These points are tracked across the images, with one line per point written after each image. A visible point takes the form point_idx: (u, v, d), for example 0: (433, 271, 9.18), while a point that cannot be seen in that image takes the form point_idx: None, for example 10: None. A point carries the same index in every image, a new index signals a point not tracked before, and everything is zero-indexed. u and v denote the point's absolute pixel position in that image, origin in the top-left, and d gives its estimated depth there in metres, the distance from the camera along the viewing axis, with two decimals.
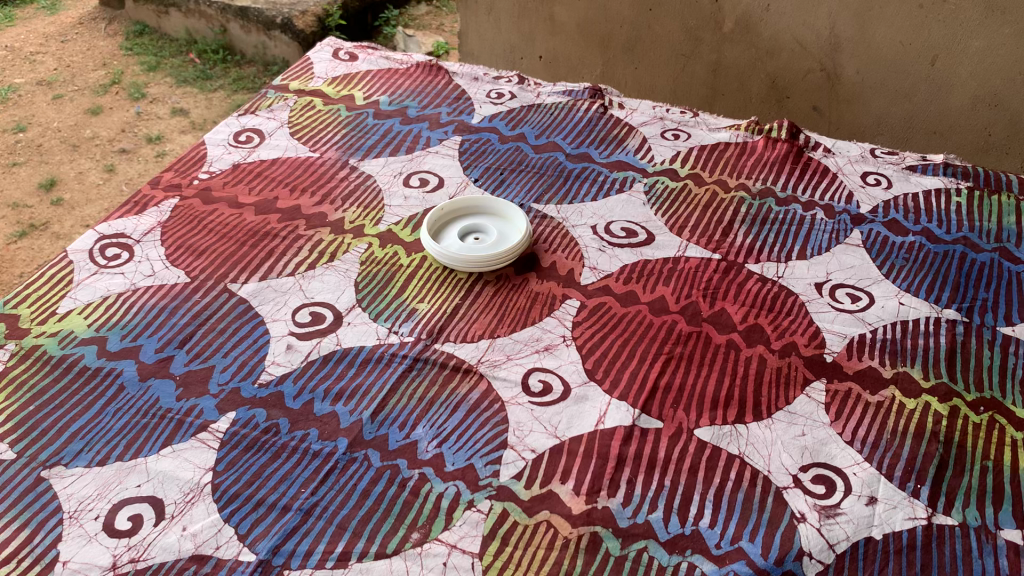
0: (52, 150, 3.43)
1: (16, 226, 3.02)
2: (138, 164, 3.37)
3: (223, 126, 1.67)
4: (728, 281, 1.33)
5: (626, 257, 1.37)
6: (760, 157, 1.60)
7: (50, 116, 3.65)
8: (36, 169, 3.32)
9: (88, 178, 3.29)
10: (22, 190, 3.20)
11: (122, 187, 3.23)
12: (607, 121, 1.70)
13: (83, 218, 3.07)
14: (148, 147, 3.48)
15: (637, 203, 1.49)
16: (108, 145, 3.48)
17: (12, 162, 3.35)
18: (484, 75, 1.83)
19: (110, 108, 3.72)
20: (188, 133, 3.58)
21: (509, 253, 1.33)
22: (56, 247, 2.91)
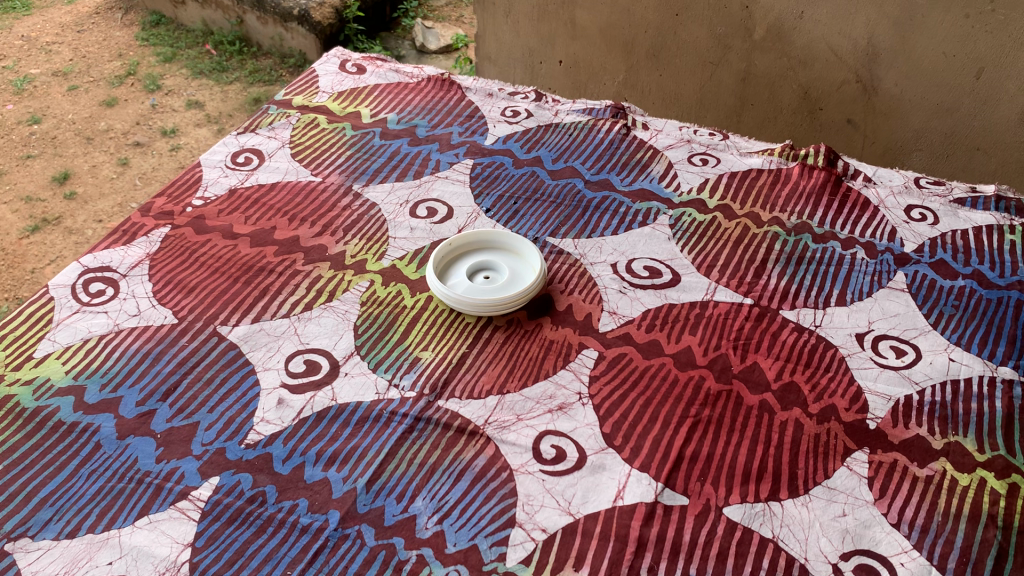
0: (66, 143, 3.35)
1: (28, 220, 2.95)
2: (152, 158, 3.29)
3: (221, 145, 1.57)
4: (761, 331, 1.22)
5: (649, 300, 1.26)
6: (794, 186, 1.48)
7: (65, 108, 3.57)
8: (49, 163, 3.24)
9: (102, 171, 3.21)
10: (36, 183, 3.13)
11: (136, 181, 3.15)
12: (630, 143, 1.58)
13: (96, 213, 3.00)
14: (162, 140, 3.39)
15: (661, 238, 1.38)
16: (123, 138, 3.39)
17: (26, 154, 3.28)
18: (498, 90, 1.72)
19: (125, 101, 3.63)
20: (203, 127, 3.49)
21: (521, 297, 1.22)
22: (69, 243, 2.85)
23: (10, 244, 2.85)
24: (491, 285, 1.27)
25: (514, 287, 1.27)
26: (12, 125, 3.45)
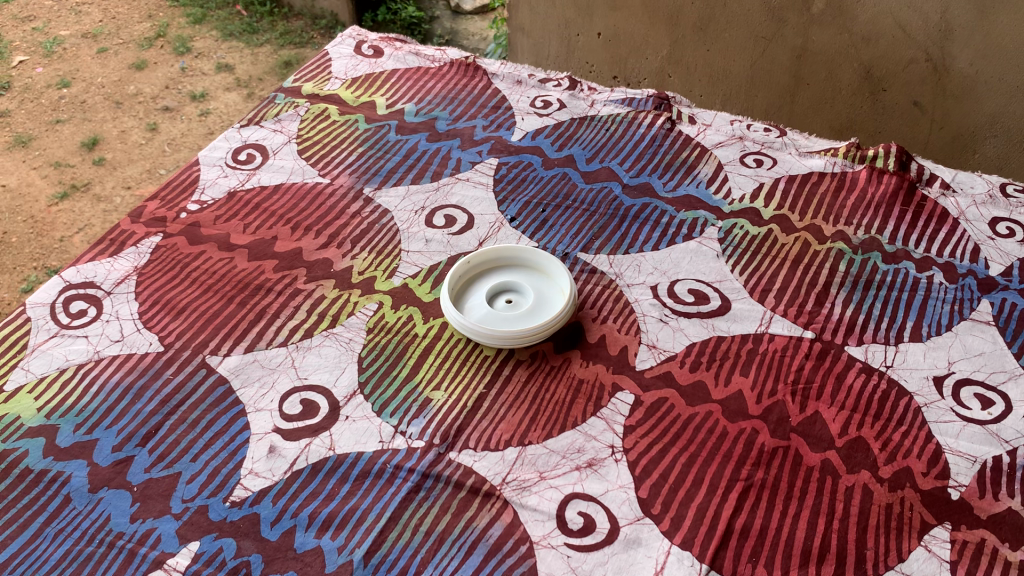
0: (95, 108, 3.20)
1: (57, 185, 2.84)
2: (181, 124, 3.15)
3: (222, 140, 1.43)
4: (822, 373, 1.06)
5: (695, 332, 1.11)
6: (861, 193, 1.31)
7: (94, 71, 3.40)
8: (78, 128, 3.10)
9: (131, 136, 3.07)
10: (64, 149, 3.00)
11: (165, 147, 3.02)
12: (674, 140, 1.42)
13: (125, 179, 2.88)
14: (192, 105, 3.25)
15: (709, 255, 1.21)
16: (151, 103, 3.24)
17: (55, 119, 3.13)
18: (528, 76, 1.56)
19: (154, 64, 3.47)
20: (232, 91, 3.35)
21: (546, 328, 1.07)
22: (99, 213, 2.74)
23: (38, 212, 2.74)
24: (512, 311, 1.13)
25: (539, 314, 1.12)
26: (40, 88, 3.29)
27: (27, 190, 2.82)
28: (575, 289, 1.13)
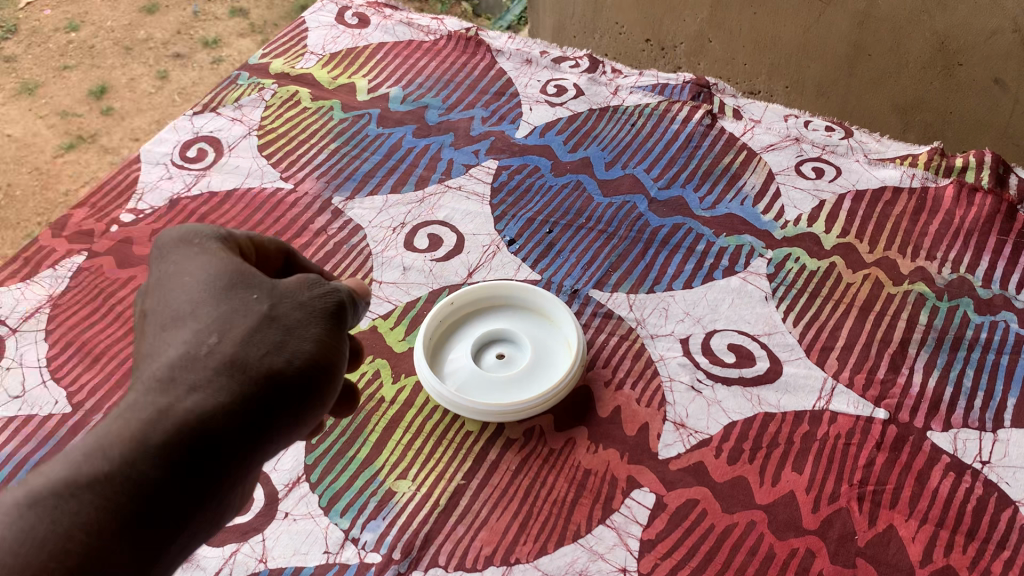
0: (104, 53, 2.52)
1: (63, 136, 2.25)
2: (192, 71, 2.49)
3: (170, 132, 1.21)
4: (897, 470, 0.82)
5: (735, 406, 0.87)
6: (946, 218, 1.05)
7: (104, 14, 2.67)
8: (86, 75, 2.44)
9: (139, 85, 2.43)
10: (71, 97, 2.37)
11: (174, 97, 2.38)
12: (714, 141, 1.16)
13: (134, 130, 2.29)
14: (202, 51, 2.57)
15: (755, 297, 0.97)
16: (161, 47, 2.57)
17: (62, 65, 2.47)
18: (540, 55, 1.30)
19: (167, 6, 2.73)
20: (247, 37, 2.64)
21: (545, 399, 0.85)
22: (106, 163, 2.17)
23: (42, 164, 2.18)
24: (504, 370, 0.90)
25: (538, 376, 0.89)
26: (48, 32, 2.58)
27: (33, 141, 2.24)
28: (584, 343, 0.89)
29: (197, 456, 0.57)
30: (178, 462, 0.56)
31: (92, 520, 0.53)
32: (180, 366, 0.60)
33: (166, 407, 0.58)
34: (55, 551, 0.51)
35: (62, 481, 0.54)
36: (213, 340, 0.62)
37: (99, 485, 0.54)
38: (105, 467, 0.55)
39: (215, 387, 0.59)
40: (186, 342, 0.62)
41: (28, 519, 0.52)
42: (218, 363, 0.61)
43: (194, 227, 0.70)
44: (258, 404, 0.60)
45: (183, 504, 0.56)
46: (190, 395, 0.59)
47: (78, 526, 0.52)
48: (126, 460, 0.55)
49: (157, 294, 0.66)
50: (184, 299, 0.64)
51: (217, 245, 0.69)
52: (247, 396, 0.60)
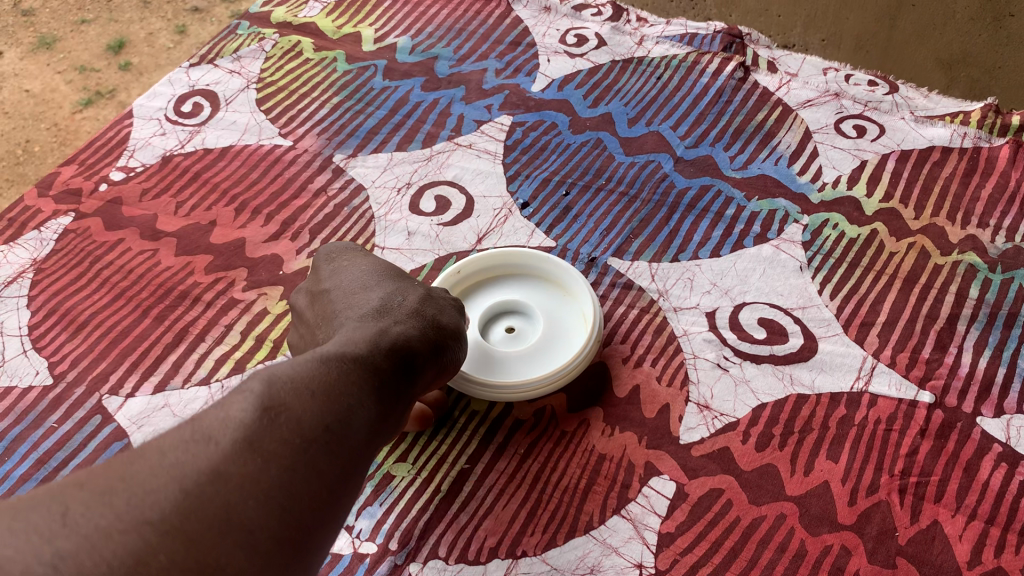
0: None
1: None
2: None
3: (165, 85, 1.14)
4: (943, 460, 0.74)
5: (765, 386, 0.80)
6: (1000, 181, 0.96)
7: None
8: None
9: None
10: None
11: None
12: (746, 96, 1.07)
13: None
14: None
15: (788, 267, 0.89)
16: None
17: None
18: (559, 2, 1.21)
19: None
20: None
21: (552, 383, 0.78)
22: None
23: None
24: (515, 345, 0.84)
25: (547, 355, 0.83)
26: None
27: None
28: (600, 318, 0.82)
29: (414, 363, 0.64)
30: (406, 363, 0.63)
31: (361, 379, 0.57)
32: (377, 307, 0.68)
33: (381, 326, 0.65)
34: (342, 391, 0.55)
35: (327, 351, 0.59)
36: (399, 295, 0.70)
37: (361, 358, 0.59)
38: (359, 348, 0.61)
39: (415, 322, 0.67)
40: (377, 295, 0.70)
41: (318, 366, 0.56)
42: (410, 306, 0.69)
43: (347, 243, 0.80)
44: (444, 340, 0.69)
45: (406, 397, 0.62)
46: (400, 321, 0.67)
47: (355, 379, 0.57)
48: (368, 348, 0.61)
49: (329, 281, 0.74)
50: (361, 274, 0.73)
51: (375, 256, 0.79)
52: (438, 333, 0.68)
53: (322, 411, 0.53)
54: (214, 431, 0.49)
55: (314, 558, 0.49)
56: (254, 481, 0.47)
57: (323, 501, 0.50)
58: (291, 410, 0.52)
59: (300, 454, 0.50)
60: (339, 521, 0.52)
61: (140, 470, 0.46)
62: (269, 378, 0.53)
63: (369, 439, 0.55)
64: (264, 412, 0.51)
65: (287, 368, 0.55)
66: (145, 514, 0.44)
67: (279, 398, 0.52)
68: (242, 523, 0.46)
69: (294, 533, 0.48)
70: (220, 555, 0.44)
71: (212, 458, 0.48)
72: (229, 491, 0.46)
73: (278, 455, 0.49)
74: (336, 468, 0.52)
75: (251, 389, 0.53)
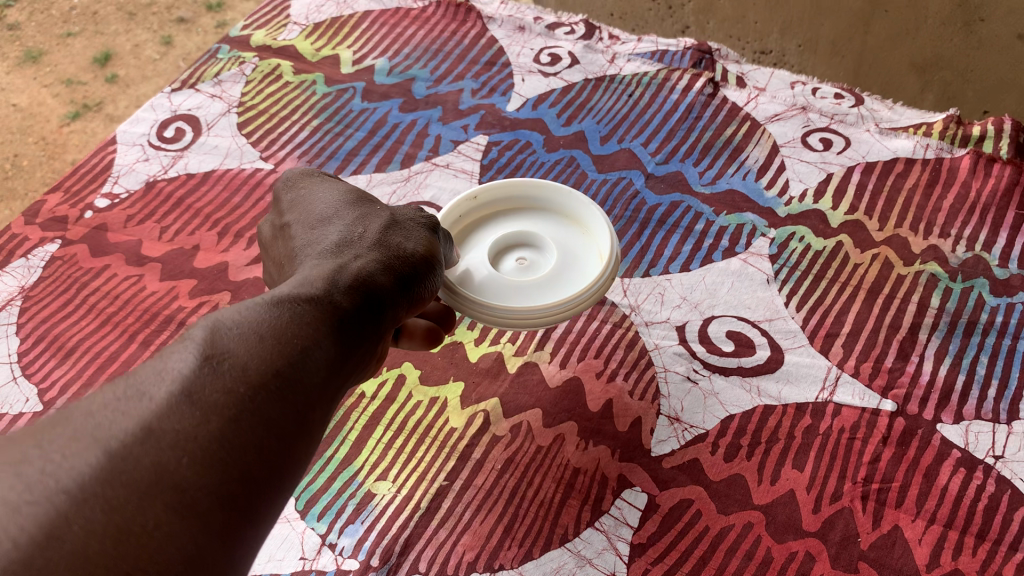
0: (109, 19, 2.42)
1: (68, 105, 2.17)
2: (197, 37, 2.40)
3: (147, 111, 1.16)
4: (904, 467, 0.77)
5: (733, 398, 0.82)
6: (961, 191, 0.99)
7: None
8: (91, 42, 2.35)
9: (145, 52, 2.34)
10: (75, 66, 2.28)
11: (181, 63, 2.29)
12: (716, 111, 1.10)
13: (140, 98, 2.20)
14: (208, 18, 2.46)
15: (755, 280, 0.92)
16: (167, 14, 2.46)
17: (66, 32, 2.37)
18: (533, 21, 1.24)
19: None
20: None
21: (566, 309, 0.79)
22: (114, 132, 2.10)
23: (48, 133, 2.11)
24: (523, 273, 0.86)
25: (557, 285, 0.84)
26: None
27: (38, 110, 2.16)
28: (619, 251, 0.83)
29: (372, 303, 0.65)
30: (363, 304, 0.64)
31: (312, 324, 0.59)
32: (337, 242, 0.70)
33: (339, 264, 0.67)
34: (290, 337, 0.57)
35: (276, 298, 0.60)
36: (359, 226, 0.72)
37: (309, 303, 0.60)
38: (311, 293, 0.62)
39: (373, 258, 0.68)
40: (336, 228, 0.72)
41: (265, 314, 0.58)
42: (371, 237, 0.70)
43: (306, 167, 0.82)
44: (407, 275, 0.69)
45: (366, 337, 0.63)
46: (359, 258, 0.68)
47: (305, 323, 0.58)
48: (324, 289, 0.63)
49: (290, 213, 0.76)
50: (322, 207, 0.75)
51: (333, 178, 0.81)
52: (401, 266, 0.69)
53: (266, 360, 0.54)
54: (149, 387, 0.51)
55: (264, 503, 0.50)
56: (190, 436, 0.49)
57: (270, 450, 0.51)
58: (231, 360, 0.54)
59: (243, 405, 0.52)
60: (292, 469, 0.53)
61: (65, 433, 0.48)
62: (212, 328, 0.55)
63: (319, 383, 0.57)
64: (203, 363, 0.53)
65: (232, 318, 0.57)
66: (63, 482, 0.45)
67: (219, 350, 0.54)
68: (175, 481, 0.47)
69: (237, 487, 0.49)
70: (148, 518, 0.45)
71: (145, 416, 0.49)
72: (160, 449, 0.48)
73: (219, 408, 0.51)
74: (283, 416, 0.53)
75: (192, 341, 0.54)
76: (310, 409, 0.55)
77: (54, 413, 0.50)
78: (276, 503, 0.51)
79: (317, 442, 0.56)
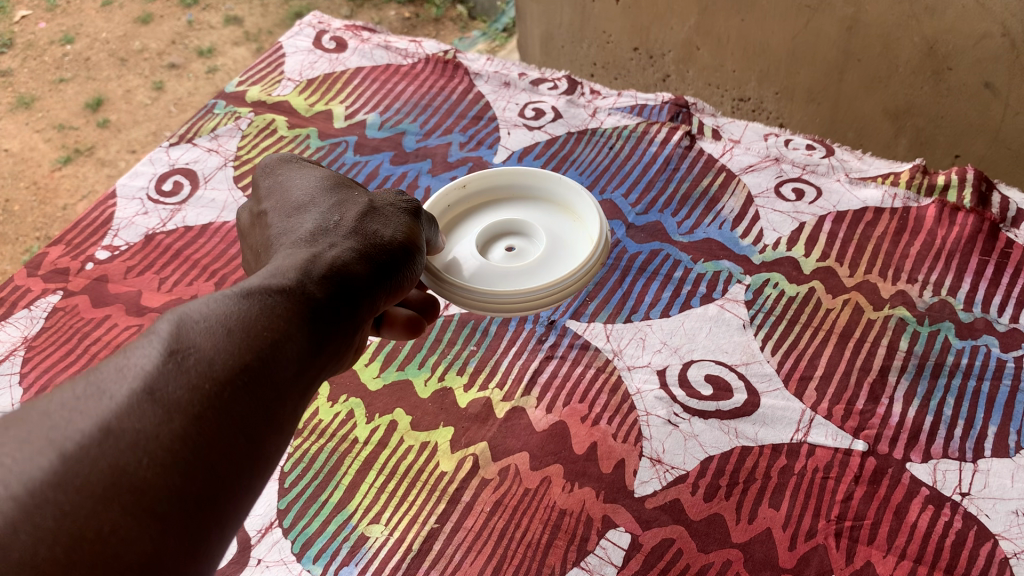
0: (100, 65, 2.48)
1: (59, 150, 2.22)
2: (188, 82, 2.45)
3: (146, 165, 1.20)
4: (875, 504, 0.80)
5: (712, 440, 0.86)
6: (927, 239, 1.04)
7: (100, 25, 2.62)
8: (82, 87, 2.41)
9: (136, 97, 2.39)
10: (68, 111, 2.34)
11: (172, 108, 2.35)
12: (693, 163, 1.15)
13: (131, 142, 2.26)
14: (199, 63, 2.52)
15: (732, 325, 0.96)
16: (158, 59, 2.52)
17: (58, 78, 2.43)
18: (518, 77, 1.30)
19: (161, 16, 2.67)
20: (242, 45, 2.59)
21: (555, 288, 0.89)
22: (104, 178, 2.15)
23: (40, 178, 2.16)
24: (512, 258, 0.97)
25: (541, 269, 0.95)
26: (43, 45, 2.53)
27: (30, 155, 2.22)
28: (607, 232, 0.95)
29: (342, 294, 0.69)
30: (332, 296, 0.68)
31: (281, 316, 0.63)
32: (314, 229, 0.75)
33: (314, 252, 0.71)
34: (257, 331, 0.60)
35: (247, 289, 0.64)
36: (334, 214, 0.78)
37: (278, 296, 0.64)
38: (283, 285, 0.66)
39: (345, 249, 0.73)
40: (312, 216, 0.77)
41: (235, 307, 0.62)
42: (346, 226, 0.76)
43: (284, 155, 0.89)
44: (377, 265, 0.74)
45: (335, 327, 0.67)
46: (333, 249, 0.72)
47: (274, 316, 0.62)
48: (297, 279, 0.67)
49: (270, 202, 0.82)
50: (299, 195, 0.81)
51: (312, 163, 0.88)
52: (371, 257, 0.74)
53: (234, 353, 0.58)
54: (110, 385, 0.54)
55: (231, 496, 0.54)
56: (150, 436, 0.52)
57: (232, 445, 0.55)
58: (196, 355, 0.57)
59: (207, 401, 0.55)
60: (260, 461, 0.57)
61: (25, 433, 0.51)
62: (178, 323, 0.59)
63: (285, 374, 0.60)
64: (168, 359, 0.56)
65: (201, 311, 0.60)
66: (14, 488, 0.48)
67: (184, 346, 0.57)
68: (132, 482, 0.50)
69: (198, 488, 0.52)
70: (102, 523, 0.48)
71: (103, 415, 0.52)
72: (118, 450, 0.51)
73: (182, 406, 0.54)
74: (246, 411, 0.57)
75: (158, 335, 0.58)
76: (275, 401, 0.59)
77: (17, 410, 0.54)
78: (242, 496, 0.55)
79: (285, 430, 0.60)
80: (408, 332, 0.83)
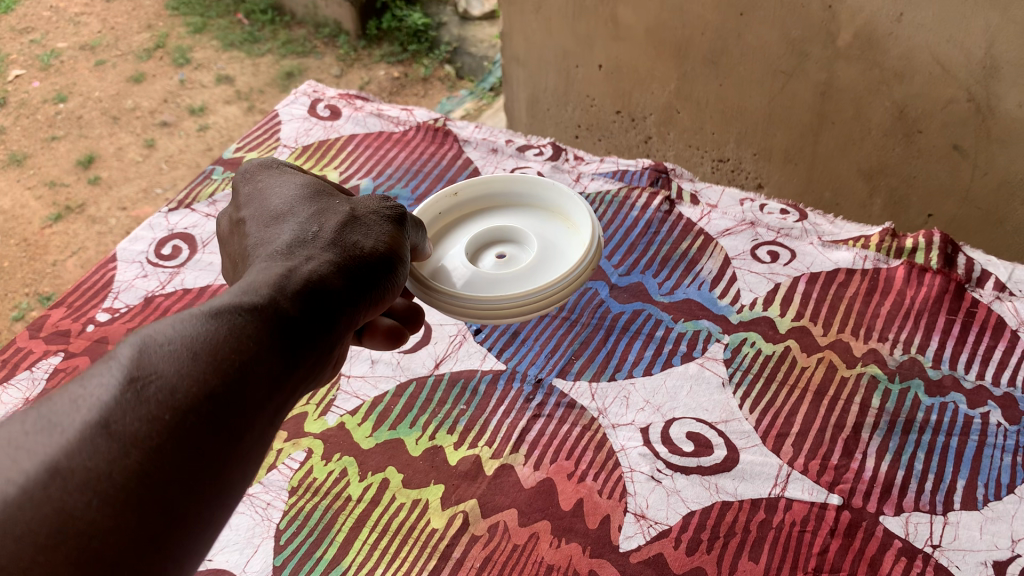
0: (93, 124, 2.54)
1: (51, 207, 2.26)
2: (179, 140, 2.50)
3: (146, 230, 1.24)
4: (850, 557, 0.84)
5: (694, 496, 0.89)
6: (897, 298, 1.08)
7: (93, 85, 2.68)
8: (75, 145, 2.46)
9: (128, 154, 2.44)
10: (59, 168, 2.38)
11: (162, 165, 2.40)
12: (672, 227, 1.21)
13: (121, 199, 2.30)
14: (190, 121, 2.57)
15: (712, 383, 1.00)
16: (150, 118, 2.57)
17: (50, 136, 2.49)
18: (505, 144, 1.35)
19: (154, 77, 2.74)
20: (233, 104, 2.65)
21: (541, 292, 0.92)
22: (93, 235, 2.19)
23: (30, 235, 2.19)
24: (501, 265, 1.01)
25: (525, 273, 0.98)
26: (35, 104, 2.61)
27: (20, 212, 2.26)
28: (599, 239, 0.98)
29: (309, 316, 0.72)
30: (299, 319, 0.70)
31: (248, 338, 0.65)
32: (291, 242, 0.80)
33: (287, 270, 0.75)
34: (223, 353, 0.63)
35: (215, 310, 0.67)
36: (310, 228, 0.82)
37: (245, 319, 0.67)
38: (252, 306, 0.68)
39: (316, 269, 0.76)
40: (289, 231, 0.82)
41: (201, 329, 0.64)
42: (320, 242, 0.80)
43: (266, 166, 0.94)
44: (347, 283, 0.77)
45: (304, 347, 0.70)
46: (306, 268, 0.76)
47: (240, 338, 0.65)
48: (267, 299, 0.70)
49: (250, 214, 0.87)
50: (279, 207, 0.86)
51: (291, 172, 0.93)
52: (340, 277, 0.77)
53: (198, 378, 0.60)
54: (65, 418, 0.56)
55: (189, 522, 0.56)
56: (100, 474, 0.53)
57: (191, 471, 0.57)
58: (158, 381, 0.59)
59: (167, 428, 0.57)
60: (223, 482, 0.59)
61: None
62: (141, 348, 0.61)
63: (249, 396, 0.63)
64: (129, 386, 0.58)
65: (166, 334, 0.63)
66: None
67: (146, 371, 0.60)
68: (83, 522, 0.52)
69: (155, 519, 0.54)
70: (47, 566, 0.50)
71: (53, 454, 0.54)
72: (68, 491, 0.52)
73: (138, 438, 0.56)
74: (211, 438, 0.59)
75: (119, 361, 0.60)
76: (239, 424, 0.61)
77: None
78: (202, 520, 0.57)
79: (253, 448, 0.62)
80: (391, 341, 0.88)
